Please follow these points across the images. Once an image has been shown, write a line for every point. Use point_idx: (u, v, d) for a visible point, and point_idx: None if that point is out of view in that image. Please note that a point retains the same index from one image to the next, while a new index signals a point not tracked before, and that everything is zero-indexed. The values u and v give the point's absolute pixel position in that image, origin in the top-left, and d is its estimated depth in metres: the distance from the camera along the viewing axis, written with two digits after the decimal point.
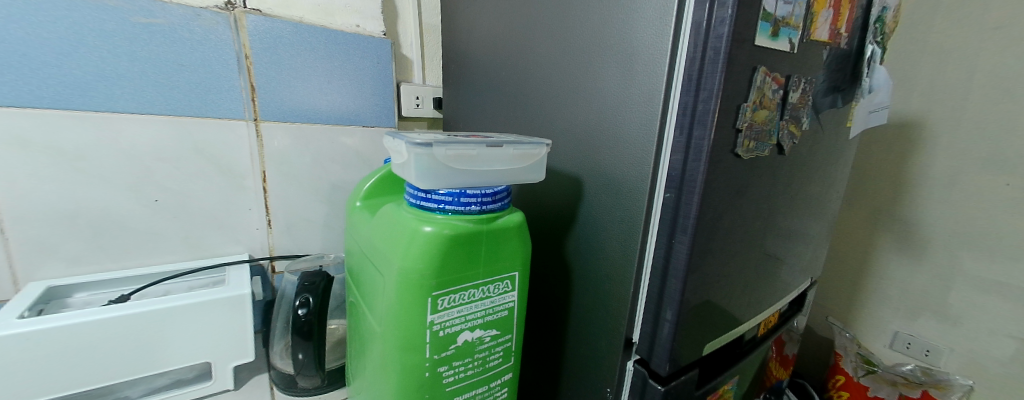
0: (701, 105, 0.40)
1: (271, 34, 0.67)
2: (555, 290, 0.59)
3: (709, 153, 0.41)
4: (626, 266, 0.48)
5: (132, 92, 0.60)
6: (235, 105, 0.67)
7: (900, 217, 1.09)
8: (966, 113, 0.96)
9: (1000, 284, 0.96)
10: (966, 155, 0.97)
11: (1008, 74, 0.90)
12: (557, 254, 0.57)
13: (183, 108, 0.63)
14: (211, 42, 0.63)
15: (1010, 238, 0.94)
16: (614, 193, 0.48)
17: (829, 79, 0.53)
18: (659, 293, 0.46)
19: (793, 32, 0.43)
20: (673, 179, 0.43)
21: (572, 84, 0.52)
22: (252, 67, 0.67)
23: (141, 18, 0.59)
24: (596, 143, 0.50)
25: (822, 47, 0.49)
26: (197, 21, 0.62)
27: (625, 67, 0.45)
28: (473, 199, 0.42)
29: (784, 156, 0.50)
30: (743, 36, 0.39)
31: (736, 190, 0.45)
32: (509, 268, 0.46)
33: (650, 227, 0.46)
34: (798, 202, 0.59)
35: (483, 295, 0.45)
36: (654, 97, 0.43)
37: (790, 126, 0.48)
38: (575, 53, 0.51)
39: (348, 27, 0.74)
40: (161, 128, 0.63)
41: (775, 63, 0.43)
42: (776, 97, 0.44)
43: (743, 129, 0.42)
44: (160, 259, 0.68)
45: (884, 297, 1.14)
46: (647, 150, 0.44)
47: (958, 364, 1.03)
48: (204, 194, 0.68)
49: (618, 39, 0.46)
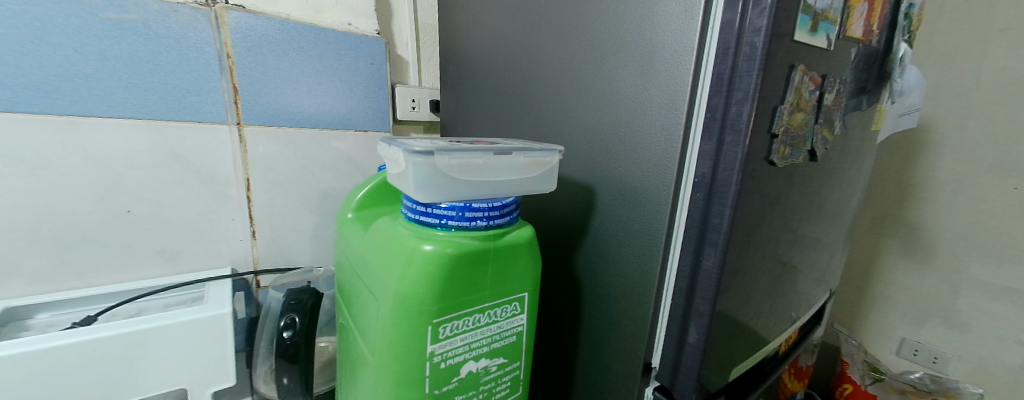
0: (734, 107, 0.36)
1: (255, 32, 0.62)
2: (563, 308, 0.54)
3: (743, 160, 0.36)
4: (644, 285, 0.43)
5: (100, 94, 0.55)
6: (216, 108, 0.62)
7: (907, 222, 1.07)
8: (974, 116, 0.94)
9: (1008, 289, 0.94)
10: (975, 159, 0.95)
11: (1015, 76, 0.88)
12: (566, 269, 0.53)
13: (159, 111, 0.58)
14: (189, 40, 0.58)
15: (1018, 242, 0.92)
16: (630, 204, 0.44)
17: (859, 79, 0.49)
18: (684, 312, 0.42)
19: (831, 27, 0.39)
20: (701, 187, 0.39)
21: (584, 85, 0.48)
22: (234, 67, 0.62)
23: (112, 14, 0.54)
24: (610, 148, 0.45)
25: (855, 45, 0.45)
26: (175, 18, 0.57)
27: (645, 66, 0.41)
28: (479, 213, 0.38)
29: (816, 162, 0.46)
30: (781, 31, 0.35)
31: (767, 202, 0.41)
32: (518, 289, 0.41)
33: (672, 241, 0.42)
34: (821, 211, 0.55)
35: (489, 319, 0.41)
36: (677, 97, 0.38)
37: (824, 131, 0.44)
38: (586, 52, 0.47)
39: (340, 25, 0.69)
40: (135, 133, 0.58)
41: (812, 60, 0.38)
42: (813, 99, 0.40)
43: (779, 134, 0.38)
44: (133, 276, 0.62)
45: (892, 304, 1.12)
46: (669, 158, 0.40)
47: (967, 372, 1.01)
48: (182, 204, 0.63)
49: (637, 36, 0.42)
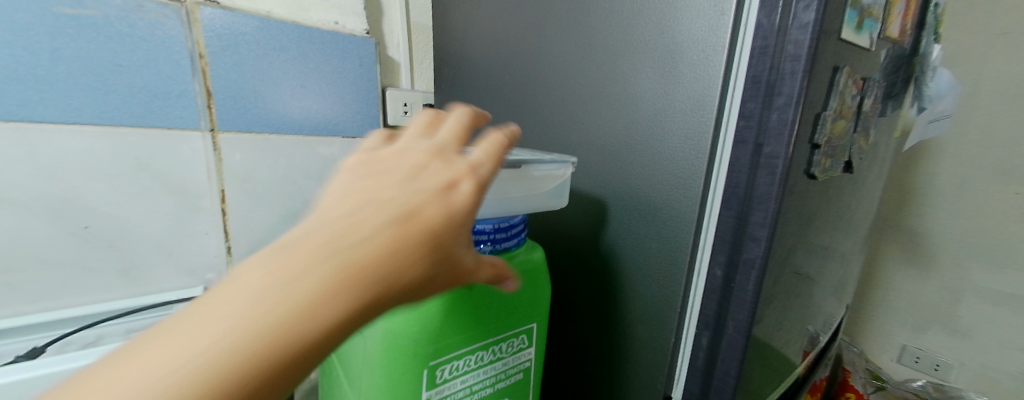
0: (775, 115, 0.31)
1: (231, 31, 0.56)
2: (570, 333, 0.49)
3: (784, 174, 0.31)
4: (664, 312, 0.39)
5: (53, 97, 0.48)
6: (188, 113, 0.56)
7: (907, 229, 1.05)
8: (975, 121, 0.93)
9: (1010, 296, 0.93)
10: (975, 165, 0.94)
11: (1014, 82, 0.87)
12: (573, 290, 0.48)
13: (124, 117, 0.52)
14: (156, 39, 0.52)
15: (1019, 248, 0.91)
16: (649, 221, 0.39)
17: (891, 83, 0.46)
18: (711, 343, 0.37)
19: (874, 25, 0.35)
20: (732, 203, 0.34)
21: (596, 89, 0.43)
22: (207, 68, 0.56)
23: (67, 9, 0.48)
24: (624, 158, 0.41)
25: (891, 46, 0.42)
26: (140, 14, 0.51)
27: (666, 67, 0.37)
28: (482, 236, 0.34)
29: (849, 174, 0.42)
30: (830, 28, 0.30)
31: (802, 220, 0.37)
32: (526, 321, 0.37)
33: (697, 263, 0.37)
34: (845, 223, 0.51)
35: (494, 356, 0.36)
36: (705, 103, 0.34)
37: (860, 140, 0.40)
38: (597, 53, 0.43)
39: (326, 24, 0.64)
40: (93, 140, 0.51)
41: (856, 62, 0.34)
42: (854, 105, 0.36)
43: (821, 145, 0.34)
44: (91, 300, 0.55)
45: (892, 311, 1.10)
46: (696, 171, 0.35)
47: (968, 379, 1.00)
48: (149, 220, 0.57)
49: (657, 35, 0.37)
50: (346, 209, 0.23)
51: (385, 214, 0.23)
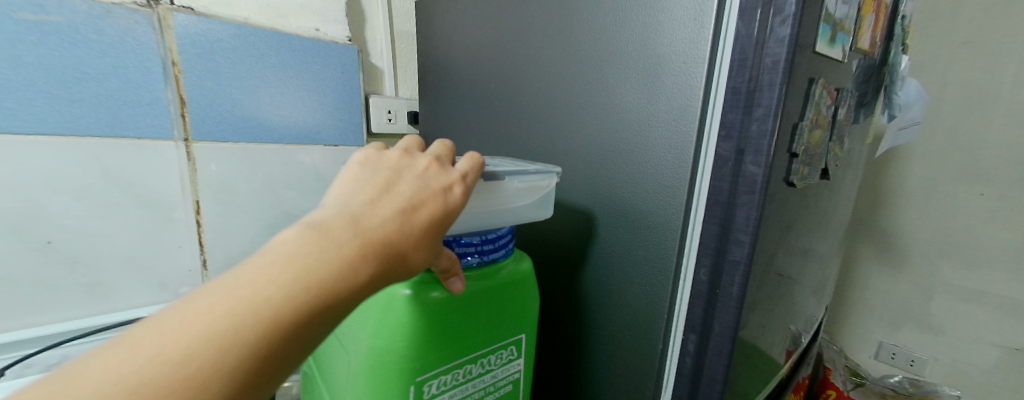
0: (755, 125, 0.32)
1: (207, 38, 0.55)
2: (559, 343, 0.50)
3: (764, 184, 0.32)
4: (651, 319, 0.39)
5: (14, 107, 0.46)
6: (161, 122, 0.54)
7: (880, 229, 1.08)
8: (941, 125, 0.97)
9: (979, 293, 0.97)
10: (943, 167, 0.98)
11: (974, 88, 0.92)
12: (560, 300, 0.49)
13: (90, 127, 0.50)
14: (126, 46, 0.51)
15: (985, 245, 0.95)
16: (635, 229, 0.40)
17: (862, 92, 0.47)
18: (698, 350, 0.37)
19: (846, 38, 0.37)
20: (715, 211, 0.35)
21: (581, 99, 0.43)
22: (181, 76, 0.54)
23: (29, 15, 0.46)
24: (609, 167, 0.41)
25: (862, 56, 0.43)
26: (108, 20, 0.49)
27: (649, 78, 0.37)
28: (470, 248, 0.34)
29: (826, 180, 0.44)
30: (805, 41, 0.31)
31: (782, 227, 0.38)
32: (514, 332, 0.37)
33: (682, 271, 0.38)
34: (823, 227, 0.53)
35: (482, 369, 0.36)
36: (687, 113, 0.35)
37: (835, 148, 0.42)
38: (581, 63, 0.43)
39: (307, 31, 0.63)
40: (56, 152, 0.49)
41: (830, 74, 0.36)
42: (829, 115, 0.37)
43: (799, 154, 0.35)
44: (56, 318, 0.53)
45: (868, 309, 1.14)
46: (679, 179, 0.36)
47: (942, 374, 1.04)
48: (119, 233, 0.55)
49: (640, 46, 0.38)
50: (342, 213, 0.25)
51: (376, 216, 0.26)
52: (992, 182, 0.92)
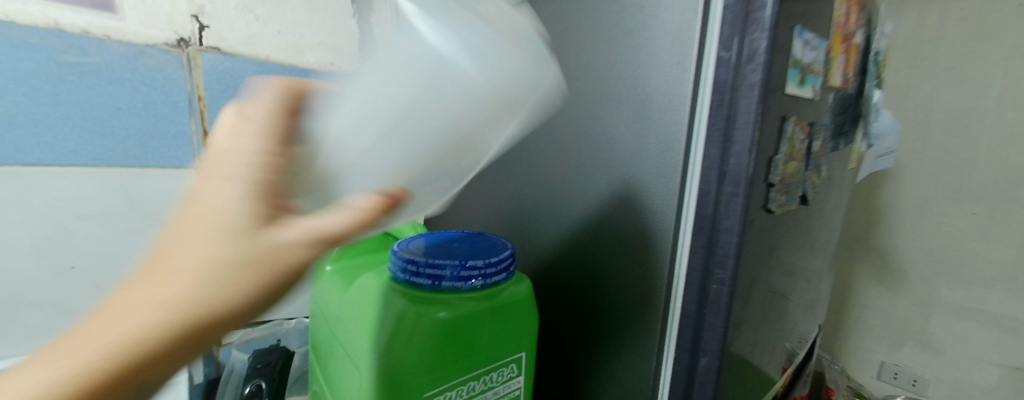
0: (733, 158, 0.35)
1: (231, 74, 0.60)
2: (559, 362, 0.51)
3: (744, 210, 0.35)
4: (643, 338, 0.42)
5: (50, 141, 0.50)
6: (182, 152, 0.58)
7: (876, 247, 1.15)
8: (929, 147, 1.04)
9: (976, 311, 1.03)
10: (934, 188, 1.04)
11: (962, 108, 1.00)
12: (559, 319, 0.51)
13: (119, 157, 0.54)
14: (157, 83, 0.55)
15: (980, 268, 1.01)
16: (629, 252, 0.43)
17: (839, 122, 0.51)
18: (688, 371, 0.39)
19: (815, 79, 0.40)
20: (700, 235, 0.37)
21: (580, 131, 0.47)
22: (205, 110, 0.59)
23: (70, 57, 0.49)
24: (603, 192, 0.45)
25: (835, 92, 0.47)
26: (142, 60, 0.53)
27: (638, 113, 0.41)
28: (474, 271, 0.35)
29: (806, 206, 0.47)
30: (775, 85, 0.35)
31: (763, 250, 0.41)
32: (515, 350, 0.39)
33: (672, 293, 0.40)
34: (810, 245, 0.55)
35: (485, 386, 0.38)
36: (673, 147, 0.38)
37: (812, 176, 0.45)
38: (578, 98, 0.47)
39: (322, 65, 0.68)
40: (87, 183, 0.52)
41: (801, 111, 0.39)
42: (803, 147, 0.41)
43: (775, 183, 0.38)
44: None
45: (869, 329, 1.19)
46: (667, 206, 0.39)
47: (945, 392, 1.10)
48: (136, 258, 0.58)
49: (629, 84, 0.42)
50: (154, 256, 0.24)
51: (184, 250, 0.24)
52: (983, 202, 0.99)
